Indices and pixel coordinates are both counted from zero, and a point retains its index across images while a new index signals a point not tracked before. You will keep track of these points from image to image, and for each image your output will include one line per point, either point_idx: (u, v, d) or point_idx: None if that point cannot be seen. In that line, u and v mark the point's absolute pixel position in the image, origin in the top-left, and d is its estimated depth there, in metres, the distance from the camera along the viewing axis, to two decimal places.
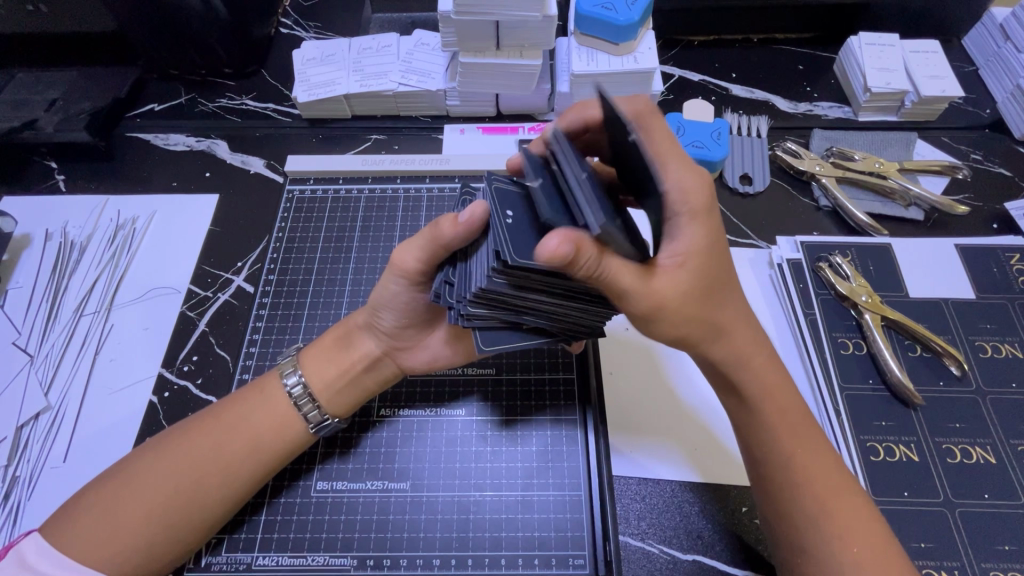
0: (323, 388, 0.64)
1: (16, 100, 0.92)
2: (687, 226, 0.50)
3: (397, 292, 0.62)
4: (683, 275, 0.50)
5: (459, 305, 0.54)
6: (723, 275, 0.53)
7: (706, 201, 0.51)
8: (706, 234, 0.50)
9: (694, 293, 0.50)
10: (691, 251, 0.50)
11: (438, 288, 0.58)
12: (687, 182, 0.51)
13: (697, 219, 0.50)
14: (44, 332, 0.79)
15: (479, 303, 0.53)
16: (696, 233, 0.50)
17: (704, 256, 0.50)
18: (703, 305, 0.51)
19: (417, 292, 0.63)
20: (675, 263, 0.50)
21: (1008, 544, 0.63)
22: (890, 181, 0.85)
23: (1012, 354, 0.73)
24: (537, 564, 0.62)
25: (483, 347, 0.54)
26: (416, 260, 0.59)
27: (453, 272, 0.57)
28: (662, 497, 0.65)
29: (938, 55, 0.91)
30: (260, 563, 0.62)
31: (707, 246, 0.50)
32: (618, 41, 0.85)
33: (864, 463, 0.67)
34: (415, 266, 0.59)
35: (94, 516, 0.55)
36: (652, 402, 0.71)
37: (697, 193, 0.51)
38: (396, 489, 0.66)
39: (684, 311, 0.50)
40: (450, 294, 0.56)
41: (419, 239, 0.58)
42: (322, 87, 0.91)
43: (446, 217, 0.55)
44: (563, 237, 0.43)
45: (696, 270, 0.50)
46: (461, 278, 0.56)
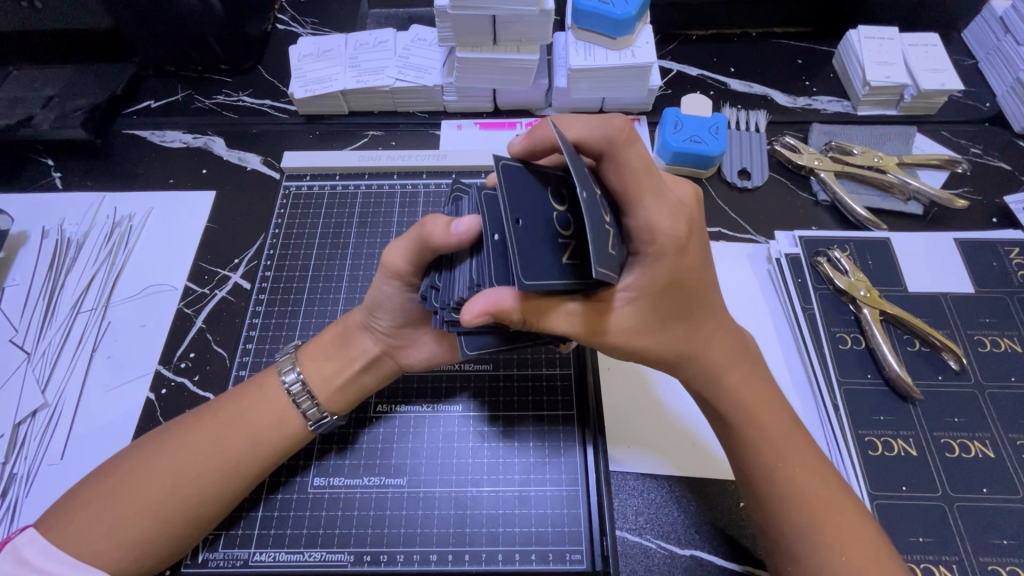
0: (321, 385, 0.64)
1: (13, 98, 0.92)
2: (648, 264, 0.50)
3: (387, 292, 0.62)
4: (637, 309, 0.52)
5: (444, 312, 0.53)
6: (688, 304, 0.54)
7: (671, 242, 0.50)
8: (668, 272, 0.51)
9: (644, 326, 0.53)
10: (649, 288, 0.51)
11: (426, 293, 0.57)
12: (653, 222, 0.50)
13: (658, 259, 0.50)
14: (41, 329, 0.79)
15: (461, 308, 0.52)
16: (656, 272, 0.51)
17: (662, 293, 0.51)
18: (648, 332, 0.53)
19: (409, 295, 0.62)
20: (627, 298, 0.51)
21: (1006, 539, 0.63)
22: (889, 176, 0.85)
23: (1011, 349, 0.73)
24: (535, 558, 0.62)
25: (468, 351, 0.54)
26: (405, 260, 0.58)
27: (440, 276, 0.56)
28: (659, 493, 0.65)
29: (937, 49, 0.91)
30: (257, 560, 0.62)
31: (664, 284, 0.51)
32: (615, 36, 0.85)
33: (862, 457, 0.66)
34: (406, 268, 0.59)
35: (90, 512, 0.55)
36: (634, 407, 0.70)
37: (663, 236, 0.50)
38: (393, 485, 0.66)
39: (633, 339, 0.53)
40: (436, 298, 0.55)
41: (409, 239, 0.57)
42: (319, 83, 0.90)
43: (438, 220, 0.53)
44: (482, 306, 0.46)
45: (649, 306, 0.52)
46: (449, 283, 0.55)
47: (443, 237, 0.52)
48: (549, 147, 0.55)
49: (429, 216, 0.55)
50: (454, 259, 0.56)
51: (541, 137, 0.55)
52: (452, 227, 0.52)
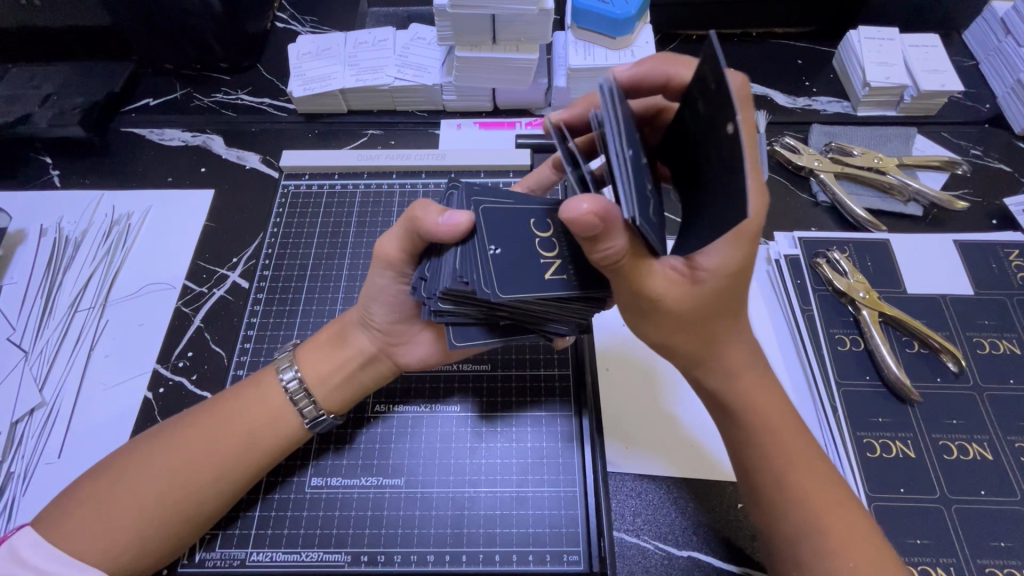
0: (318, 382, 0.64)
1: (10, 95, 0.92)
2: (725, 247, 0.49)
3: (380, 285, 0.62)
4: (706, 294, 0.50)
5: (430, 301, 0.53)
6: (748, 293, 0.52)
7: (756, 228, 0.48)
8: (742, 258, 0.49)
9: (702, 309, 0.51)
10: (719, 269, 0.49)
11: (416, 283, 0.57)
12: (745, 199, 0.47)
13: (736, 242, 0.48)
14: (39, 328, 0.78)
15: (448, 298, 0.52)
16: (730, 254, 0.49)
17: (729, 277, 0.49)
18: (704, 318, 0.52)
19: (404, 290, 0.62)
20: (701, 279, 0.50)
21: (1004, 541, 0.62)
22: (889, 177, 0.84)
23: (1009, 350, 0.73)
24: (532, 560, 0.62)
25: (456, 343, 0.55)
26: (399, 249, 0.59)
27: (428, 267, 0.56)
28: (657, 494, 0.65)
29: (937, 50, 0.91)
30: (254, 559, 0.62)
31: (737, 270, 0.49)
32: (615, 35, 0.84)
33: (860, 459, 0.66)
34: (399, 258, 0.59)
35: (87, 512, 0.55)
36: (652, 402, 0.71)
37: (750, 218, 0.47)
38: (391, 485, 0.66)
39: (689, 324, 0.52)
40: (424, 289, 0.55)
41: (403, 227, 0.57)
42: (317, 82, 0.90)
43: (429, 208, 0.53)
44: (593, 207, 0.43)
45: (714, 289, 0.50)
46: (434, 272, 0.55)
47: (434, 227, 0.52)
48: (660, 79, 0.58)
49: (421, 204, 0.55)
50: (441, 250, 0.56)
51: (653, 70, 0.57)
52: (444, 218, 0.52)
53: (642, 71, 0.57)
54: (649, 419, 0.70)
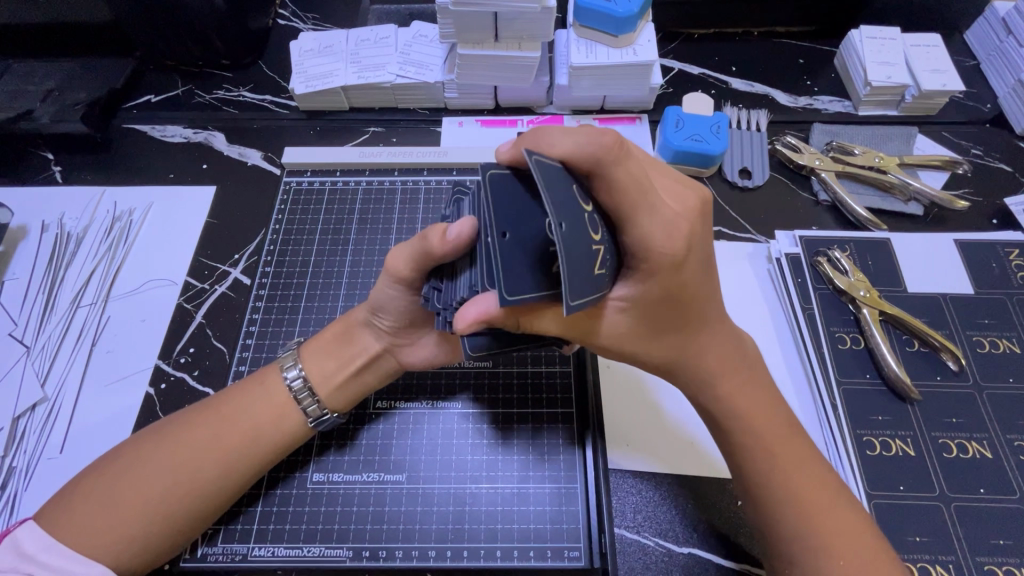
0: (322, 381, 0.64)
1: (12, 91, 0.92)
2: (643, 280, 0.50)
3: (387, 294, 0.61)
4: (629, 317, 0.52)
5: (446, 313, 0.53)
6: (679, 315, 0.53)
7: (668, 262, 0.49)
8: (658, 290, 0.50)
9: (631, 332, 0.53)
10: (637, 300, 0.50)
11: (429, 294, 0.57)
12: (649, 241, 0.48)
13: (651, 276, 0.49)
14: (41, 323, 0.79)
15: (463, 308, 0.52)
16: (647, 287, 0.50)
17: (650, 305, 0.51)
18: (636, 338, 0.54)
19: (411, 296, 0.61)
20: (618, 307, 0.51)
21: (1002, 538, 0.63)
22: (890, 176, 0.84)
23: (1009, 349, 0.73)
24: (533, 556, 0.62)
25: (471, 353, 0.53)
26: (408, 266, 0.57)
27: (443, 279, 0.56)
28: (657, 491, 0.65)
29: (938, 49, 0.91)
30: (256, 555, 0.62)
31: (657, 297, 0.51)
32: (618, 33, 0.84)
33: (860, 457, 0.67)
34: (407, 272, 0.58)
35: (90, 507, 0.55)
36: (638, 411, 0.70)
37: (660, 257, 0.48)
38: (392, 481, 0.66)
39: (621, 344, 0.54)
40: (437, 300, 0.55)
41: (411, 243, 0.56)
42: (319, 79, 0.90)
43: (434, 229, 0.53)
44: (472, 321, 0.47)
45: (637, 315, 0.52)
46: (451, 285, 0.55)
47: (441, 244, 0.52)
48: (535, 157, 0.46)
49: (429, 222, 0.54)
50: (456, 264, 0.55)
51: (529, 147, 0.46)
52: (449, 234, 0.51)
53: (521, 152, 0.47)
54: (635, 428, 0.69)
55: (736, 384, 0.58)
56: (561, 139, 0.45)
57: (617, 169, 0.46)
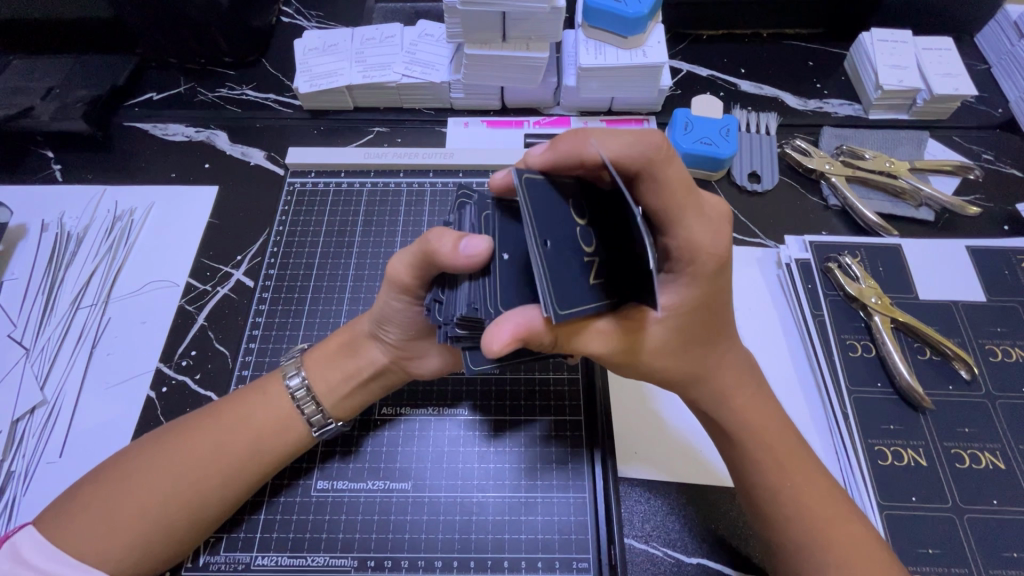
0: (327, 392, 0.63)
1: (13, 88, 0.91)
2: (684, 285, 0.49)
3: (395, 307, 0.59)
4: (668, 330, 0.51)
5: (447, 326, 0.52)
6: (711, 326, 0.53)
7: (712, 267, 0.49)
8: (700, 295, 0.50)
9: (668, 344, 0.51)
10: (677, 307, 0.50)
11: (430, 305, 0.56)
12: (695, 244, 0.48)
13: (694, 282, 0.49)
14: (40, 325, 0.77)
15: (463, 325, 0.50)
16: (689, 293, 0.50)
17: (690, 313, 0.50)
18: (675, 353, 0.52)
19: (417, 310, 0.60)
20: (658, 317, 0.50)
21: (1016, 551, 0.62)
22: (901, 181, 0.84)
23: (1022, 358, 0.72)
24: (540, 566, 0.61)
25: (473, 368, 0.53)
26: (411, 275, 0.56)
27: (444, 291, 0.54)
28: (666, 500, 0.64)
29: (950, 53, 0.90)
30: (259, 563, 0.61)
31: (697, 305, 0.50)
32: (627, 35, 0.83)
33: (871, 467, 0.66)
34: (411, 283, 0.56)
35: (89, 516, 0.54)
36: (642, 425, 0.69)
37: (705, 260, 0.49)
38: (398, 489, 0.65)
39: (659, 362, 0.53)
40: (440, 313, 0.53)
41: (415, 254, 0.54)
42: (324, 78, 0.89)
43: (444, 237, 0.49)
44: (511, 335, 0.45)
45: (676, 325, 0.51)
46: (451, 295, 0.53)
47: (451, 259, 0.48)
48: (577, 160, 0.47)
49: (435, 230, 0.51)
50: (457, 277, 0.53)
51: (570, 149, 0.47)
52: (461, 247, 0.48)
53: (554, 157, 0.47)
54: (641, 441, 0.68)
55: (750, 391, 0.57)
56: (608, 141, 0.47)
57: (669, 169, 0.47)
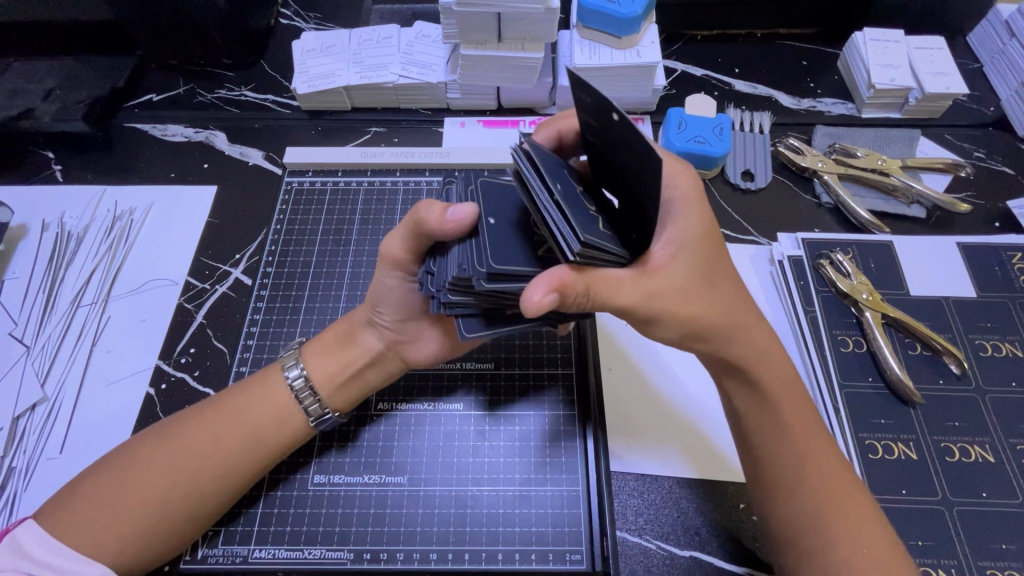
0: (324, 381, 0.64)
1: (14, 90, 0.92)
2: (679, 216, 0.54)
3: (390, 285, 0.62)
4: (688, 263, 0.53)
5: (439, 293, 0.52)
6: (717, 263, 0.56)
7: (694, 193, 0.56)
8: (698, 223, 0.54)
9: (690, 283, 0.52)
10: (683, 237, 0.53)
11: (424, 278, 0.56)
12: (672, 174, 0.56)
13: (688, 208, 0.55)
14: (40, 323, 0.78)
15: (456, 289, 0.51)
16: (689, 220, 0.54)
17: (696, 243, 0.54)
18: (697, 292, 0.53)
19: (410, 287, 0.63)
20: (669, 250, 0.53)
21: (1005, 543, 0.63)
22: (892, 178, 0.84)
23: (1012, 353, 0.73)
24: (534, 558, 0.62)
25: (466, 335, 0.52)
26: (404, 248, 0.59)
27: (435, 260, 0.56)
28: (659, 493, 0.65)
29: (942, 52, 0.91)
30: (256, 556, 0.62)
31: (698, 234, 0.54)
32: (621, 35, 0.84)
33: (862, 461, 0.67)
34: (406, 257, 0.60)
35: (90, 508, 0.55)
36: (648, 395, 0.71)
37: (687, 185, 0.56)
38: (394, 483, 0.66)
39: (688, 303, 0.53)
40: (431, 282, 0.54)
41: (406, 227, 0.57)
42: (321, 78, 0.90)
43: (432, 206, 0.53)
44: (546, 289, 0.45)
45: (689, 257, 0.53)
46: (442, 263, 0.54)
47: (439, 223, 0.52)
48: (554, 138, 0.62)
49: (424, 202, 0.54)
50: (447, 245, 0.55)
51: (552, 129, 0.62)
52: (448, 213, 0.52)
53: (539, 141, 0.63)
54: (650, 410, 0.70)
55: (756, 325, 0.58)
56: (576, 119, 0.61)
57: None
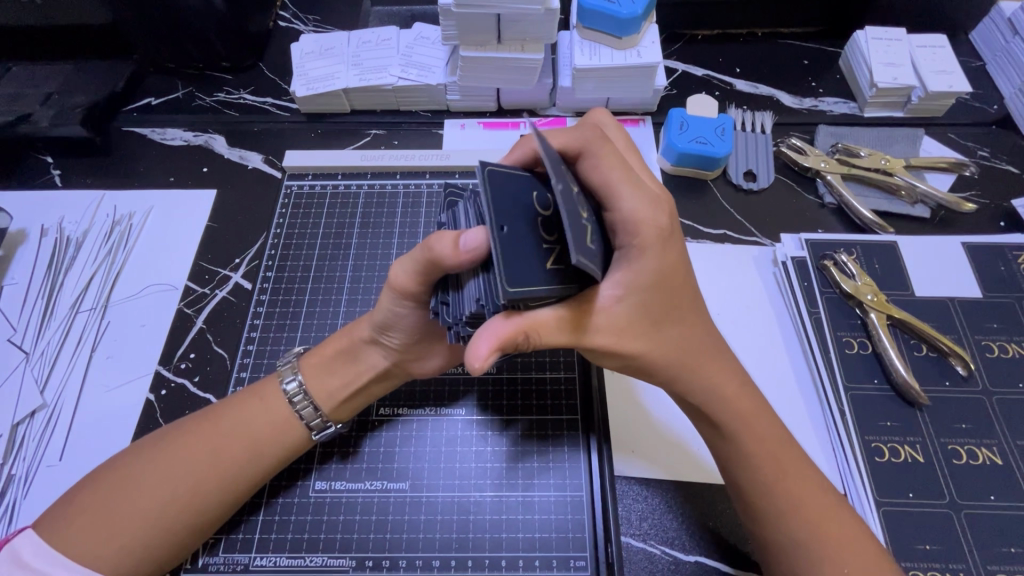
0: (327, 398, 0.63)
1: (12, 94, 0.91)
2: (634, 260, 0.50)
3: (400, 313, 0.58)
4: (629, 312, 0.50)
5: (458, 325, 0.52)
6: (672, 307, 0.53)
7: (657, 236, 0.51)
8: (654, 270, 0.50)
9: (631, 327, 0.51)
10: (634, 284, 0.50)
11: (436, 308, 0.55)
12: (639, 213, 0.51)
13: (645, 253, 0.50)
14: (40, 329, 0.78)
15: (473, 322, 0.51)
16: (643, 267, 0.50)
17: (645, 290, 0.50)
18: (640, 334, 0.52)
19: (422, 313, 0.59)
20: (615, 298, 0.49)
21: (1013, 547, 0.62)
22: (897, 178, 0.84)
23: (1018, 354, 0.72)
24: (538, 565, 0.61)
25: None
26: (414, 281, 0.54)
27: (449, 292, 0.53)
28: (663, 499, 0.65)
29: (944, 51, 0.90)
30: (257, 564, 0.62)
31: (653, 279, 0.50)
32: (621, 35, 0.84)
33: (868, 464, 0.66)
34: (415, 289, 0.55)
35: (90, 518, 0.54)
36: (625, 419, 0.69)
37: (648, 228, 0.51)
38: (395, 489, 0.65)
39: (627, 344, 0.51)
40: (448, 313, 0.53)
41: (418, 258, 0.52)
42: (321, 81, 0.89)
43: (444, 238, 0.48)
44: (492, 345, 0.45)
45: (637, 304, 0.50)
46: (457, 296, 0.52)
47: (455, 258, 0.48)
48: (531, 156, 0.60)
49: (434, 234, 0.50)
50: (460, 277, 0.53)
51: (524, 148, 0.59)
52: (462, 244, 0.47)
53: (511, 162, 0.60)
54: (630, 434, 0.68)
55: (713, 366, 0.56)
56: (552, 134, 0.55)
57: (604, 155, 0.53)
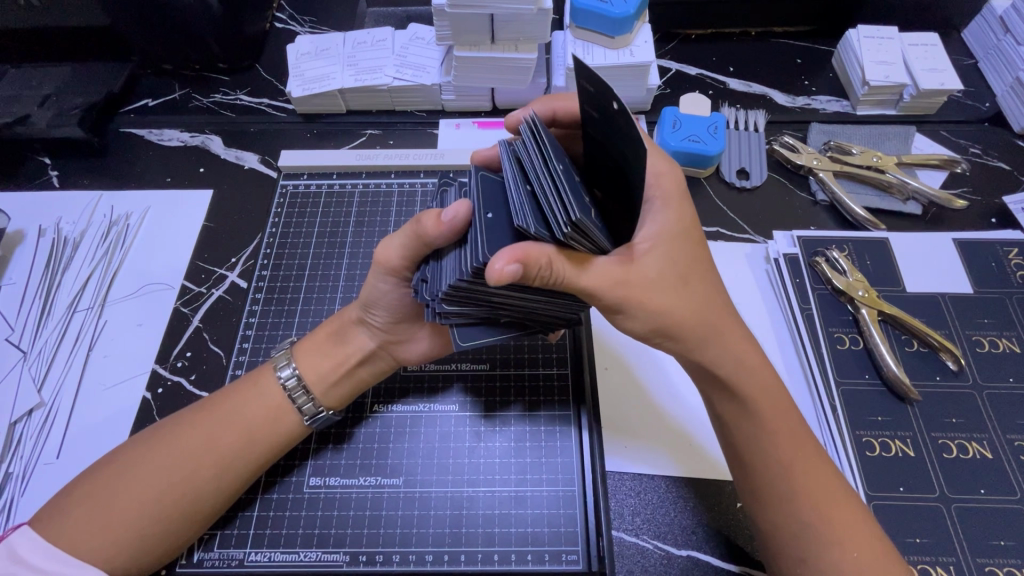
0: (317, 381, 0.64)
1: (9, 96, 0.92)
2: (661, 210, 0.55)
3: (382, 289, 0.62)
4: (671, 221, 0.55)
5: (434, 303, 0.53)
6: (697, 260, 0.56)
7: (676, 190, 0.57)
8: (676, 221, 0.56)
9: (663, 278, 0.53)
10: (661, 233, 0.54)
11: (417, 285, 0.57)
12: (659, 169, 0.58)
13: (668, 204, 0.56)
14: (37, 328, 0.78)
15: (450, 299, 0.52)
16: (667, 217, 0.55)
17: (673, 240, 0.55)
18: (671, 285, 0.54)
19: (404, 290, 0.63)
20: (646, 248, 0.53)
21: (1004, 540, 0.62)
22: (888, 175, 0.84)
23: (1010, 349, 0.73)
24: (530, 559, 0.62)
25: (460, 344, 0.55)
26: (400, 256, 0.58)
27: (429, 268, 0.56)
28: (656, 493, 0.65)
29: (936, 49, 0.90)
30: (252, 560, 0.62)
31: (676, 230, 0.55)
32: (614, 34, 0.84)
33: (859, 458, 0.66)
34: (399, 264, 0.59)
35: (87, 510, 0.55)
36: (641, 401, 0.70)
37: (668, 181, 0.57)
38: (389, 485, 0.66)
39: (661, 295, 0.53)
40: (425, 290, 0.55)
41: (406, 233, 0.56)
42: (316, 82, 0.90)
43: (429, 213, 0.52)
44: (509, 258, 0.44)
45: (664, 255, 0.54)
46: (435, 273, 0.55)
47: (436, 229, 0.52)
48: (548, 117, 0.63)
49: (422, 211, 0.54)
50: (441, 255, 0.56)
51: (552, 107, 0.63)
52: (444, 217, 0.51)
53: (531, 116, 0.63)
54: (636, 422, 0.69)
55: (736, 330, 0.58)
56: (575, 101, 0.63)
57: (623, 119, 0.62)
